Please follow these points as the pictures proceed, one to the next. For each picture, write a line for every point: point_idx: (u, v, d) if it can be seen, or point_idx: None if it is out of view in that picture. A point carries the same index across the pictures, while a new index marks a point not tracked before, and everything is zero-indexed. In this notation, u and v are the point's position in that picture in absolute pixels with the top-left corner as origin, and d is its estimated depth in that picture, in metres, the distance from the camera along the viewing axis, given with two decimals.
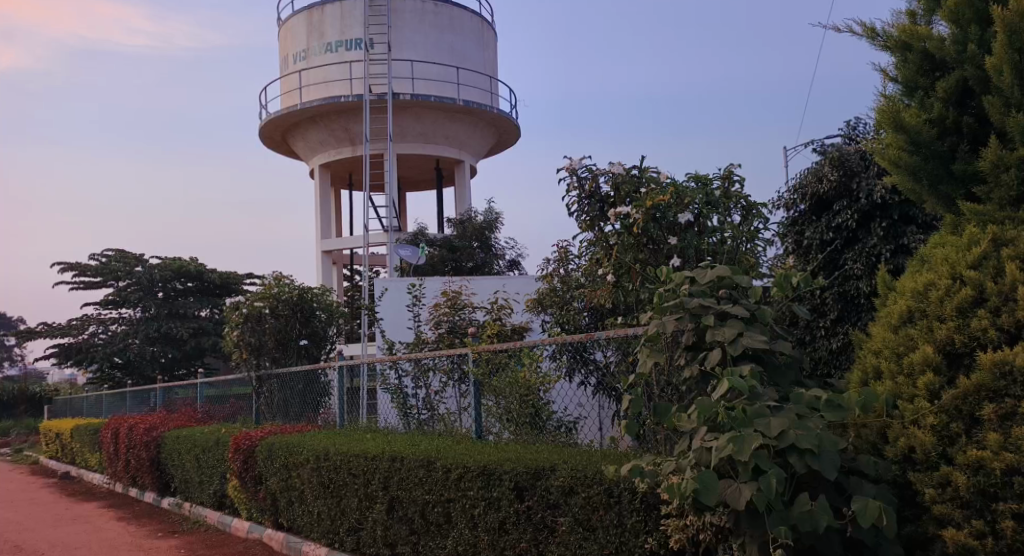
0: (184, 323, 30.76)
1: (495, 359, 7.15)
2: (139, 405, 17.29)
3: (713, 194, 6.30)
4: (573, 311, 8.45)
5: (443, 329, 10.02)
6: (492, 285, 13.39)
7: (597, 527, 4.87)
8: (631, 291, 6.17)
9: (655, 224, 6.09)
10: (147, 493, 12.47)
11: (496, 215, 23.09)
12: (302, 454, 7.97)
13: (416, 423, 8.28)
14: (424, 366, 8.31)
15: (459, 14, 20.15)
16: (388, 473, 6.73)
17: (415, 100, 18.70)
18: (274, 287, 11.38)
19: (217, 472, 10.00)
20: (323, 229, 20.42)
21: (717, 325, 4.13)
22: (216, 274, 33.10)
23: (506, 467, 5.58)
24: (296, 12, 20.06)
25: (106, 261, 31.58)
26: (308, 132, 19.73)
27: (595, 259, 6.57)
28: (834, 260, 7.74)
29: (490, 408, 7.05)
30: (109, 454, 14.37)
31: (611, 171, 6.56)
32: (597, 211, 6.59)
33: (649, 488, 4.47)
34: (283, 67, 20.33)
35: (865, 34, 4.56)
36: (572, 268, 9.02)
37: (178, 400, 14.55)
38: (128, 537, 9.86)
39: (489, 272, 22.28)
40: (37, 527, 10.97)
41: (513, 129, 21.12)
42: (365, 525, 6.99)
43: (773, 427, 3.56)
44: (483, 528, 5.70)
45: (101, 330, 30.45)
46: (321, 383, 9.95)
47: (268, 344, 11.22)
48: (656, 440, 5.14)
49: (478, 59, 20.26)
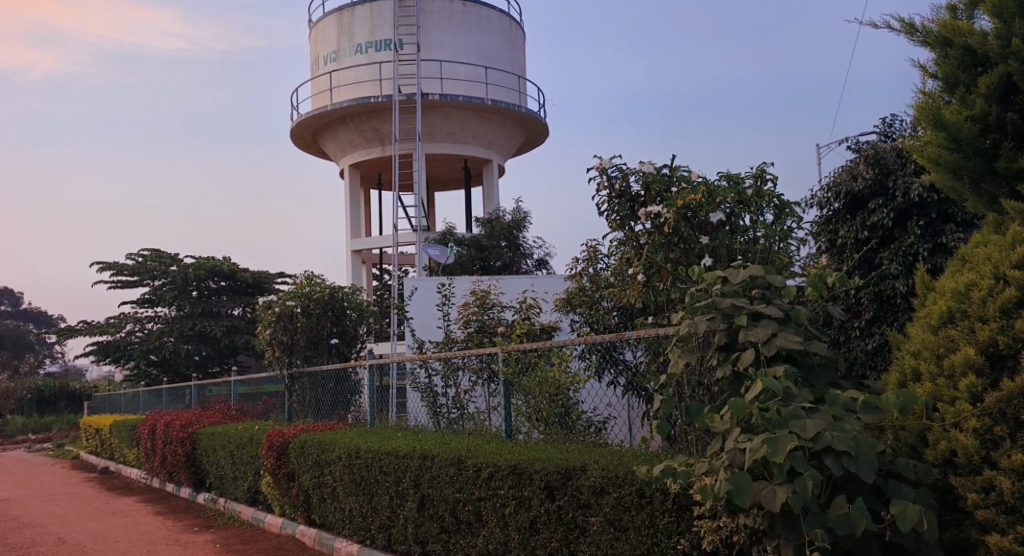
0: (217, 321, 31.13)
1: (524, 359, 7.14)
2: (174, 402, 17.55)
3: (745, 193, 6.24)
4: (602, 311, 8.43)
5: (472, 328, 10.02)
6: (520, 284, 13.40)
7: (628, 528, 4.85)
8: (662, 291, 6.13)
9: (686, 223, 6.05)
10: (183, 489, 12.65)
11: (525, 214, 23.09)
12: (334, 452, 8.03)
13: (446, 422, 8.29)
14: (453, 365, 8.31)
15: (488, 14, 20.17)
16: (418, 471, 6.76)
17: (444, 100, 18.75)
18: (305, 286, 11.57)
19: (251, 468, 10.10)
20: (353, 228, 20.55)
21: (750, 325, 4.09)
22: (249, 273, 33.46)
23: (537, 467, 5.57)
24: (327, 14, 20.22)
25: (142, 261, 32.11)
26: (338, 132, 19.86)
27: (625, 258, 6.54)
28: (869, 260, 7.62)
29: (520, 408, 7.04)
30: (146, 450, 14.60)
31: (641, 170, 6.53)
32: (626, 211, 6.56)
33: (681, 489, 4.44)
34: (314, 69, 20.49)
35: (904, 29, 4.47)
36: (601, 267, 9.00)
37: (212, 397, 14.73)
38: (164, 531, 10.00)
39: (517, 271, 22.28)
40: (78, 521, 11.17)
41: (542, 128, 21.09)
42: (397, 522, 7.02)
43: (809, 429, 3.52)
44: (514, 527, 5.70)
45: (138, 328, 30.96)
46: (352, 381, 10.02)
47: (300, 343, 11.32)
48: (688, 441, 5.11)
49: (508, 59, 20.27)
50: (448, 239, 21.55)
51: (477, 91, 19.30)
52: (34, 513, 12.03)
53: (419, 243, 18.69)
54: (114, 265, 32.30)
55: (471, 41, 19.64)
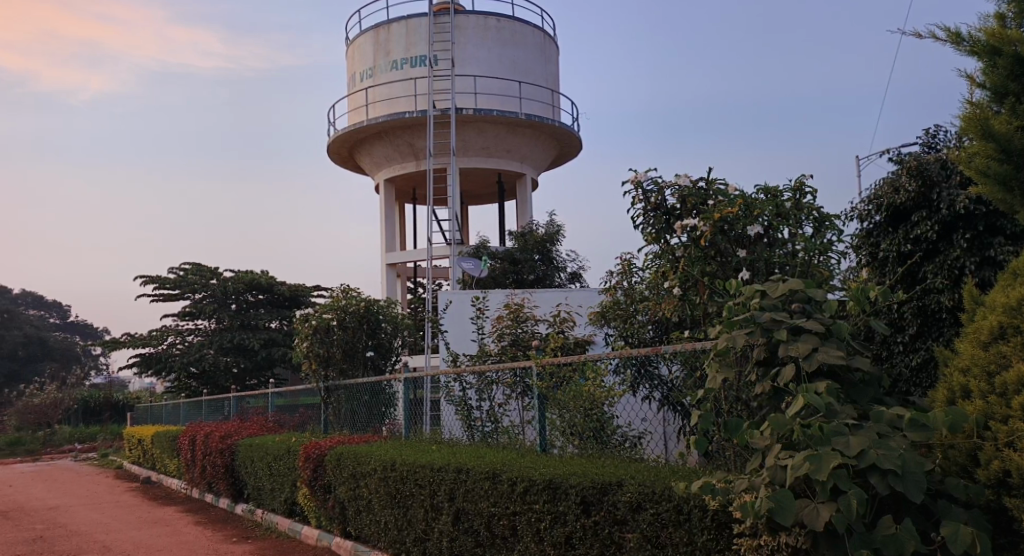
0: (255, 333, 31.49)
1: (559, 373, 7.12)
2: (214, 414, 17.75)
3: (783, 206, 6.17)
4: (637, 324, 8.35)
5: (506, 341, 10.01)
6: (555, 297, 13.37)
7: (666, 544, 4.80)
8: (698, 304, 6.07)
9: (723, 236, 6.01)
10: (222, 499, 12.77)
11: (558, 227, 23.06)
12: (370, 464, 8.05)
13: (481, 435, 8.26)
14: (488, 378, 8.29)
15: (523, 28, 20.25)
16: (453, 485, 6.75)
17: (479, 114, 18.84)
18: (342, 299, 11.64)
19: (288, 480, 10.16)
20: (388, 241, 20.69)
21: (790, 340, 4.03)
22: (286, 286, 33.79)
23: (572, 481, 5.53)
24: (363, 31, 20.44)
25: (184, 274, 32.63)
26: (373, 147, 20.04)
27: (660, 272, 6.49)
28: (913, 273, 7.48)
29: (554, 422, 7.00)
30: (187, 461, 14.78)
31: (677, 183, 6.48)
32: (662, 225, 6.51)
33: (720, 506, 4.37)
34: (350, 85, 20.71)
35: (950, 38, 4.36)
36: (636, 280, 8.95)
37: (251, 409, 14.86)
38: (204, 541, 10.09)
39: (550, 284, 22.26)
40: (121, 529, 11.34)
41: (576, 142, 21.09)
42: (432, 536, 7.01)
43: (853, 446, 3.45)
44: (549, 542, 5.66)
45: (179, 340, 31.45)
46: (387, 394, 10.06)
47: (337, 355, 11.40)
48: (726, 457, 5.04)
49: (542, 73, 20.33)
50: (481, 252, 21.59)
51: (511, 105, 19.38)
52: (80, 521, 12.24)
53: (454, 257, 18.78)
54: (156, 279, 32.83)
55: (505, 56, 19.73)
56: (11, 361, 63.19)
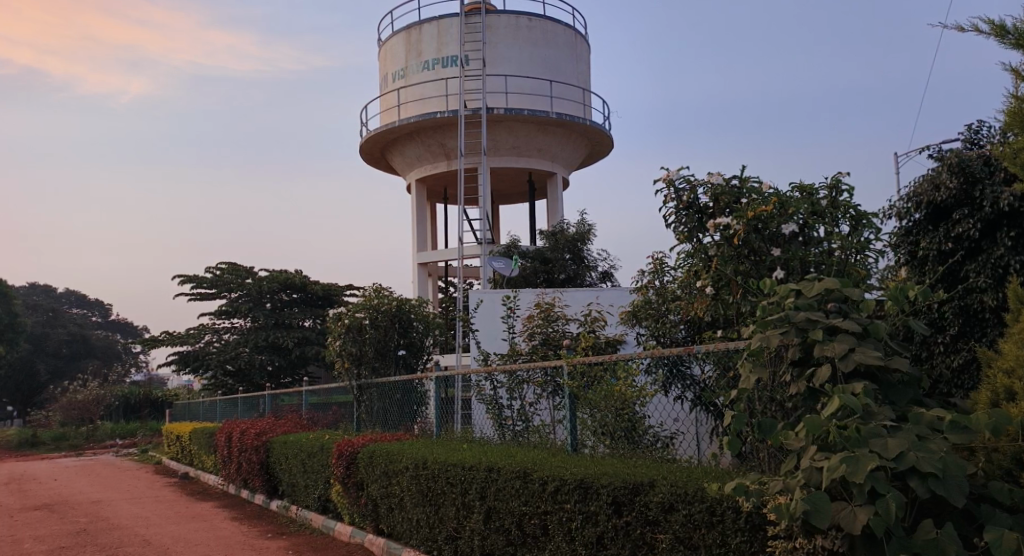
0: (289, 332, 31.79)
1: (590, 372, 7.09)
2: (249, 411, 17.95)
3: (819, 203, 6.10)
4: (669, 324, 8.29)
5: (536, 341, 9.99)
6: (585, 296, 13.34)
7: (699, 546, 4.76)
8: (731, 304, 6.01)
9: (757, 234, 5.94)
10: (258, 495, 12.90)
11: (589, 226, 22.97)
12: (402, 462, 8.08)
13: (512, 434, 8.26)
14: (518, 378, 8.27)
15: (554, 27, 20.21)
16: (484, 483, 6.74)
17: (509, 114, 18.85)
18: (374, 298, 11.71)
19: (321, 477, 10.23)
20: (419, 240, 20.77)
21: (826, 340, 3.97)
22: (319, 285, 34.04)
23: (603, 481, 5.49)
24: (395, 32, 20.54)
25: (220, 273, 33.02)
26: (405, 147, 20.14)
27: (692, 271, 6.44)
28: (954, 272, 7.34)
29: (585, 421, 6.99)
30: (223, 458, 14.95)
31: (710, 181, 6.43)
32: (694, 223, 6.45)
33: (754, 508, 4.31)
34: (382, 86, 20.82)
35: (994, 32, 4.25)
36: (667, 279, 8.90)
37: (285, 406, 14.99)
38: (240, 536, 10.20)
39: (581, 284, 22.18)
40: (161, 523, 11.50)
41: (607, 140, 20.99)
42: (463, 535, 7.02)
43: (891, 449, 3.39)
44: (581, 541, 5.64)
45: (216, 339, 31.86)
46: (418, 393, 10.11)
47: (368, 354, 11.48)
48: (760, 459, 4.99)
49: (573, 72, 20.27)
50: (512, 252, 21.61)
51: (542, 104, 19.35)
52: (122, 515, 12.44)
53: (484, 256, 18.79)
54: (194, 278, 33.29)
55: (536, 56, 19.71)
56: (56, 358, 64.70)
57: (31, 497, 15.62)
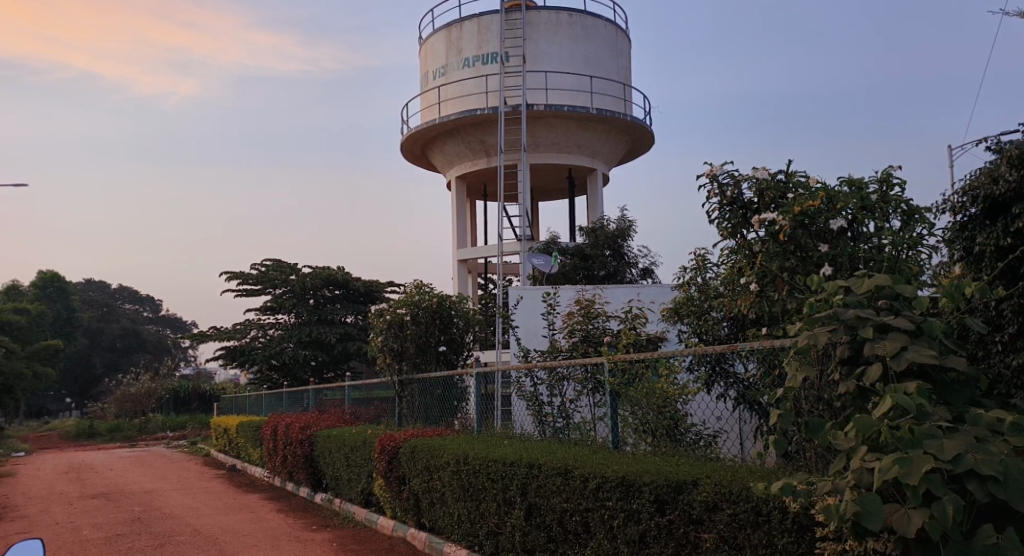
0: (332, 328, 32.12)
1: (631, 369, 7.03)
2: (294, 405, 18.15)
3: (869, 198, 5.96)
4: (712, 321, 8.18)
5: (577, 337, 9.95)
6: (626, 293, 13.24)
7: (744, 546, 4.70)
8: (777, 300, 5.90)
9: (803, 230, 5.86)
10: (302, 488, 13.03)
11: (630, 222, 22.80)
12: (443, 457, 8.09)
13: (553, 431, 8.21)
14: (558, 374, 8.20)
15: (595, 22, 20.08)
16: (526, 479, 6.72)
17: (549, 110, 18.80)
18: (415, 294, 11.75)
19: (364, 471, 10.30)
20: (459, 237, 20.83)
21: (877, 338, 3.87)
22: (361, 282, 34.28)
23: (645, 479, 5.43)
24: (436, 30, 20.59)
25: (265, 270, 33.41)
26: (445, 144, 20.21)
27: (737, 268, 6.37)
28: (1013, 268, 7.13)
29: (626, 419, 6.95)
30: (269, 450, 15.12)
31: (755, 176, 6.35)
32: (739, 219, 6.36)
33: (802, 509, 4.23)
34: (423, 83, 20.92)
35: None
36: (710, 277, 8.81)
37: (329, 401, 15.14)
38: (286, 528, 10.31)
39: (621, 281, 22.07)
40: (210, 513, 11.68)
41: (649, 136, 20.83)
42: (504, 530, 7.02)
43: (947, 450, 3.29)
44: (623, 539, 5.60)
45: (261, 334, 32.27)
46: (458, 388, 10.15)
47: (410, 350, 11.52)
48: (807, 459, 4.90)
49: (614, 68, 20.14)
50: (552, 249, 21.61)
51: (583, 100, 19.25)
52: (173, 505, 12.68)
53: (523, 252, 18.73)
54: (240, 275, 33.74)
55: (576, 51, 19.62)
56: (111, 352, 66.46)
57: (88, 486, 16.03)
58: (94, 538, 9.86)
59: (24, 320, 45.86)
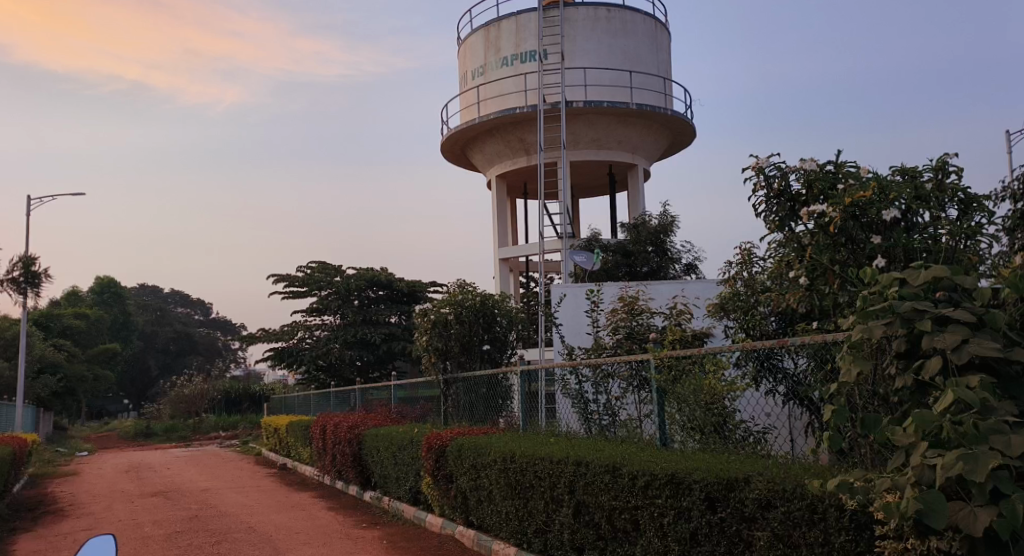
0: (376, 328, 32.38)
1: (678, 366, 6.94)
2: (342, 405, 18.33)
3: (924, 187, 5.82)
4: (759, 317, 8.06)
5: (621, 334, 9.87)
6: (670, 289, 13.12)
7: (800, 544, 4.61)
8: (827, 294, 5.83)
9: (855, 222, 5.72)
10: (352, 486, 13.15)
11: (672, 218, 22.58)
12: (489, 456, 8.09)
13: (598, 429, 8.16)
14: (603, 371, 8.16)
15: (634, 17, 19.91)
16: (572, 477, 6.67)
17: (589, 107, 18.71)
18: (458, 294, 11.77)
19: (412, 469, 10.36)
20: (500, 236, 20.86)
21: (935, 330, 3.75)
22: (404, 282, 34.46)
23: (696, 476, 5.36)
24: (474, 30, 20.62)
25: (310, 272, 33.78)
26: (485, 144, 20.23)
27: (786, 261, 6.27)
28: None
29: (674, 416, 6.87)
30: (319, 449, 15.28)
31: (803, 167, 6.22)
32: (786, 212, 6.27)
33: (860, 506, 4.13)
34: (462, 84, 20.97)
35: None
36: (756, 272, 8.67)
37: (376, 400, 15.26)
38: (337, 526, 10.41)
39: (664, 276, 22.00)
40: (263, 511, 11.86)
41: (690, 130, 20.60)
42: (553, 527, 7.01)
43: (1015, 446, 3.20)
44: (673, 537, 5.54)
45: (308, 335, 32.68)
46: (503, 387, 10.14)
47: (454, 349, 11.55)
48: (863, 455, 4.80)
49: (653, 62, 19.96)
50: (593, 246, 21.50)
51: (622, 95, 19.12)
52: (228, 503, 12.89)
53: (565, 250, 18.66)
54: (286, 277, 34.21)
55: (615, 47, 19.50)
56: (164, 355, 67.89)
57: (148, 484, 16.41)
58: (154, 535, 10.07)
59: (83, 324, 47.20)
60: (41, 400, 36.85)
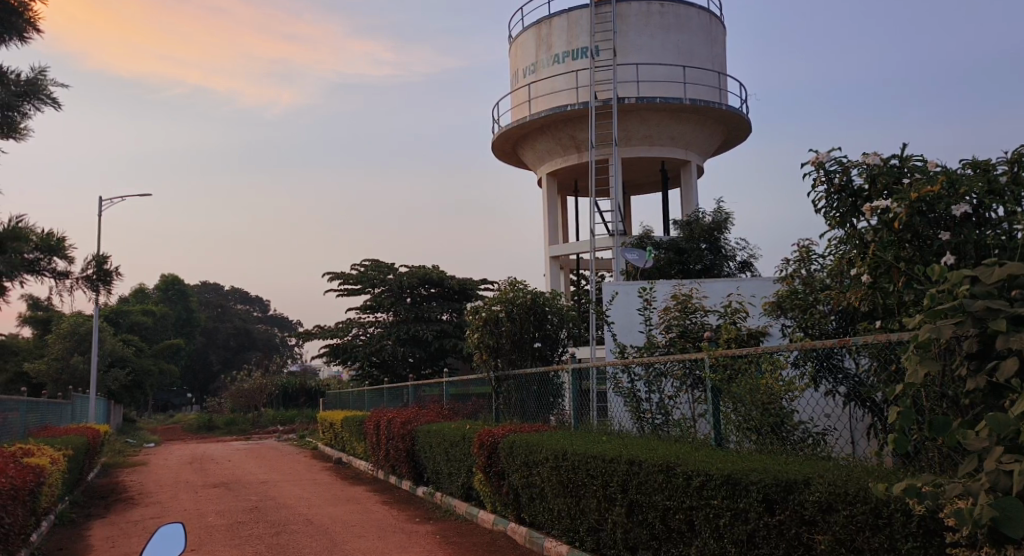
0: (428, 325, 32.58)
1: (733, 365, 6.78)
2: (395, 400, 18.44)
3: (997, 181, 5.57)
4: (819, 315, 7.84)
5: (674, 333, 9.71)
6: (725, 287, 12.89)
7: (863, 549, 4.46)
8: (892, 292, 5.63)
9: (922, 218, 5.51)
10: (405, 481, 13.23)
11: (726, 214, 22.24)
12: (541, 453, 8.02)
13: (652, 428, 8.04)
14: (656, 370, 8.02)
15: (688, 11, 19.63)
16: (625, 476, 6.57)
17: (641, 103, 18.52)
18: (509, 291, 11.70)
19: (464, 465, 10.37)
20: (551, 233, 20.77)
21: (1010, 331, 3.56)
22: (456, 280, 34.55)
23: (754, 477, 5.22)
24: (525, 28, 20.56)
25: (364, 270, 34.11)
26: (536, 142, 20.17)
27: (848, 259, 6.12)
28: None
29: (729, 416, 6.72)
30: (372, 444, 15.39)
31: (866, 161, 6.02)
32: (848, 208, 6.09)
33: (929, 511, 3.95)
34: (514, 82, 20.93)
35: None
36: (815, 270, 8.46)
37: (428, 396, 15.32)
38: (391, 520, 10.46)
39: (718, 274, 21.70)
40: (320, 504, 12.00)
41: (745, 125, 20.23)
42: (606, 526, 6.93)
43: None
44: (730, 539, 5.41)
45: (362, 332, 33.02)
46: (555, 385, 10.06)
47: (505, 347, 11.51)
48: (931, 459, 4.63)
49: (708, 56, 19.67)
50: (646, 243, 21.29)
51: (675, 91, 18.88)
52: (286, 496, 13.09)
53: (617, 248, 18.47)
54: (341, 275, 34.60)
55: (669, 42, 19.25)
56: (225, 350, 69.37)
57: (210, 476, 16.77)
58: (216, 525, 10.27)
59: (150, 320, 48.52)
60: (111, 393, 38.01)
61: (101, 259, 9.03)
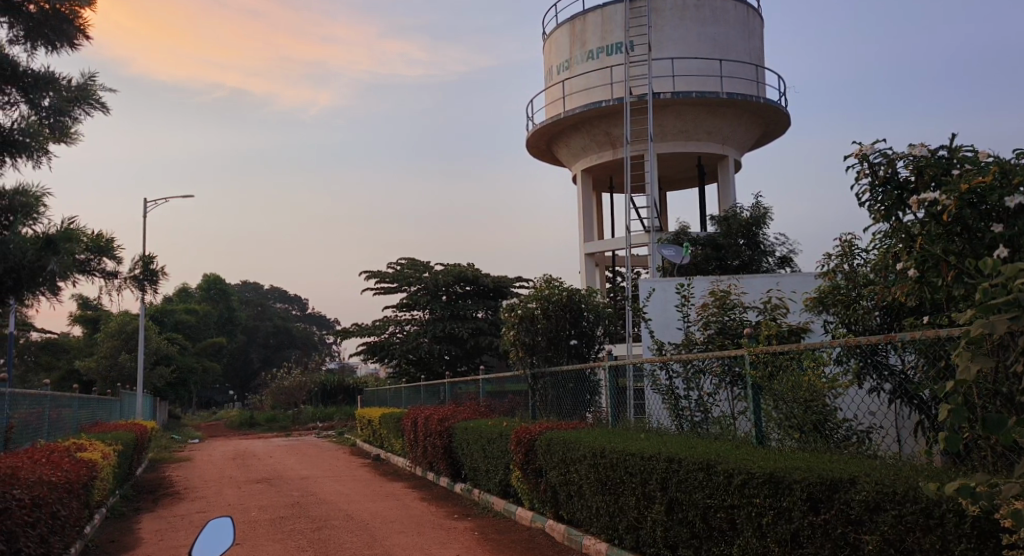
0: (464, 323, 32.62)
1: (774, 362, 6.65)
2: (432, 397, 18.48)
3: None
4: (862, 311, 7.65)
5: (712, 329, 9.57)
6: (765, 283, 12.68)
7: (913, 550, 4.34)
8: (940, 287, 5.46)
9: (971, 210, 5.35)
10: (442, 478, 13.24)
11: (765, 210, 21.92)
12: (578, 451, 7.96)
13: (690, 426, 7.94)
14: (694, 367, 7.92)
15: (724, 4, 19.37)
16: (665, 474, 6.48)
17: (677, 97, 18.34)
18: (545, 289, 11.63)
19: (501, 463, 10.35)
20: (586, 229, 20.65)
21: None
22: (491, 278, 34.51)
23: (797, 476, 5.11)
24: (559, 24, 20.47)
25: (400, 269, 34.24)
26: (571, 138, 20.06)
27: (893, 253, 5.98)
28: None
29: (771, 414, 6.61)
30: (410, 441, 15.43)
31: (912, 153, 5.87)
32: (893, 201, 5.94)
33: (983, 512, 3.83)
34: (548, 79, 20.85)
35: None
36: (858, 265, 8.28)
37: (464, 394, 15.29)
38: (430, 516, 10.47)
39: (757, 269, 21.40)
40: (359, 500, 12.05)
41: (783, 118, 19.92)
42: (645, 524, 6.84)
43: None
44: (773, 538, 5.31)
45: (398, 329, 33.15)
46: (591, 383, 9.98)
47: (541, 344, 11.46)
48: (985, 456, 4.48)
49: (744, 49, 19.39)
50: (683, 238, 21.08)
51: (712, 85, 18.64)
52: (326, 491, 13.17)
53: (654, 243, 18.31)
54: (377, 274, 34.75)
55: (705, 35, 19.02)
56: (265, 348, 70.16)
57: (251, 472, 16.95)
58: (259, 520, 10.38)
59: (193, 319, 49.28)
60: (156, 390, 38.67)
61: (147, 259, 9.18)
